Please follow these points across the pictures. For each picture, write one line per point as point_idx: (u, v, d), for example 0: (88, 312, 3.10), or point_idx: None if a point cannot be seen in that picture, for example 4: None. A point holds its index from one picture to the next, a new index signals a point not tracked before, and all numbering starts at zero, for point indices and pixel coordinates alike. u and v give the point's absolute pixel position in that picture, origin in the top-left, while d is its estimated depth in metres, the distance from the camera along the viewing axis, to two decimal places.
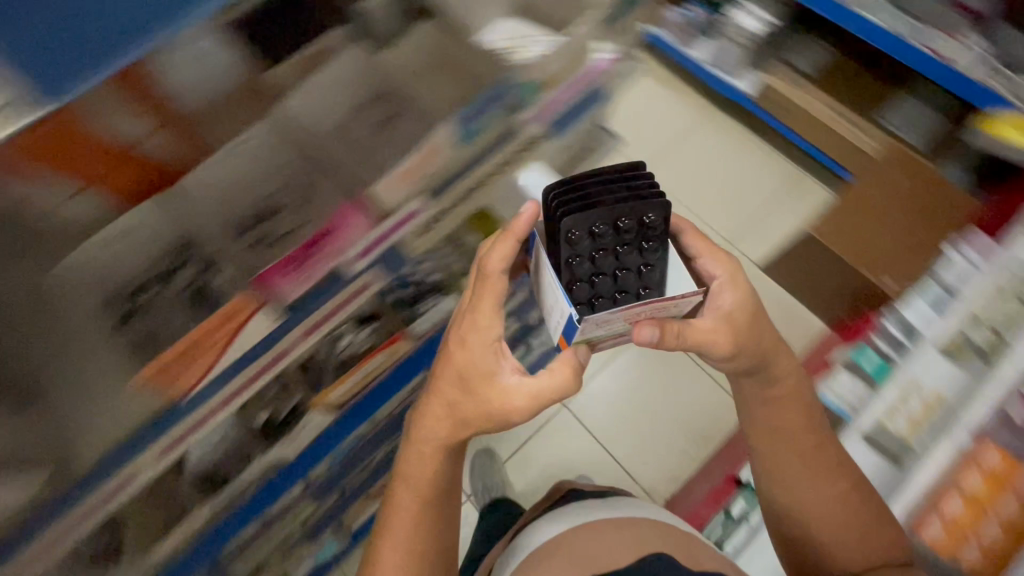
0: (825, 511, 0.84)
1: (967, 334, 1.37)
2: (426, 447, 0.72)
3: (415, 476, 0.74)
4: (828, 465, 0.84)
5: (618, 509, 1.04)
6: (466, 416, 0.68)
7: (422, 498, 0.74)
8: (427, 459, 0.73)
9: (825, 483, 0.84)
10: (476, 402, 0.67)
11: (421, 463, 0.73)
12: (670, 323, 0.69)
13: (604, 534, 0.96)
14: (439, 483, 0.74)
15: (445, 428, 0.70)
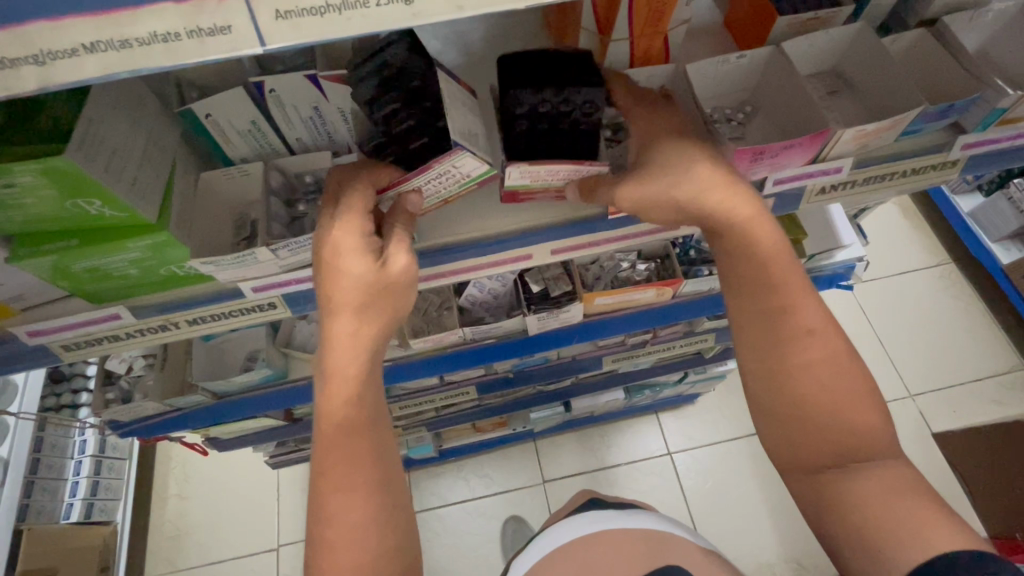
0: (799, 389, 0.49)
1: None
2: (328, 365, 0.47)
3: (344, 386, 0.47)
4: (830, 351, 0.49)
5: (638, 521, 0.83)
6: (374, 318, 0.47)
7: (350, 419, 0.47)
8: (348, 354, 0.47)
9: (814, 338, 0.49)
10: (375, 300, 0.47)
11: (336, 391, 0.47)
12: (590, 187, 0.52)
13: (619, 547, 0.77)
14: (355, 381, 0.47)
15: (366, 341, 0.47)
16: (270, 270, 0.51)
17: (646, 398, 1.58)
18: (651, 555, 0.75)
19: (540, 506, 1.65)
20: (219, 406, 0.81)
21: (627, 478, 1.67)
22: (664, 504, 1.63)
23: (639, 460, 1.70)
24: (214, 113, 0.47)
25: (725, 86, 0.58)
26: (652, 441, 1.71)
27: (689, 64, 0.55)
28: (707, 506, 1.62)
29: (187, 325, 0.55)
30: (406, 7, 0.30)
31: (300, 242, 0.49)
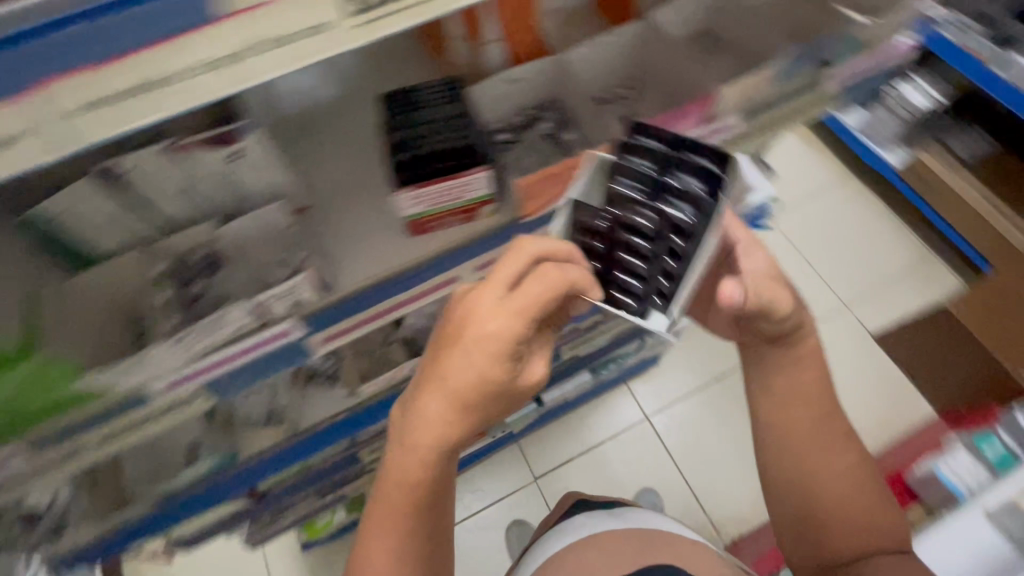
0: (811, 483, 0.60)
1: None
2: (399, 462, 0.47)
3: (410, 463, 0.46)
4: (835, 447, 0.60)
5: (627, 522, 0.84)
6: (468, 396, 0.42)
7: (413, 491, 0.48)
8: (427, 438, 0.45)
9: (836, 449, 0.60)
10: (473, 418, 0.44)
11: (399, 487, 0.48)
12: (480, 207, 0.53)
13: (611, 549, 0.78)
14: (421, 485, 0.48)
15: (457, 426, 0.44)
16: (176, 362, 0.46)
17: (611, 372, 1.61)
18: (641, 554, 0.77)
19: (539, 503, 1.65)
20: (167, 510, 0.74)
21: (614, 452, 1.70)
22: (653, 468, 1.67)
23: (619, 432, 1.73)
24: (63, 211, 0.43)
25: (614, 68, 0.58)
26: (627, 412, 1.75)
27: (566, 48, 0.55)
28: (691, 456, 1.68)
29: (98, 446, 0.50)
30: (219, 75, 0.35)
31: (200, 325, 0.45)
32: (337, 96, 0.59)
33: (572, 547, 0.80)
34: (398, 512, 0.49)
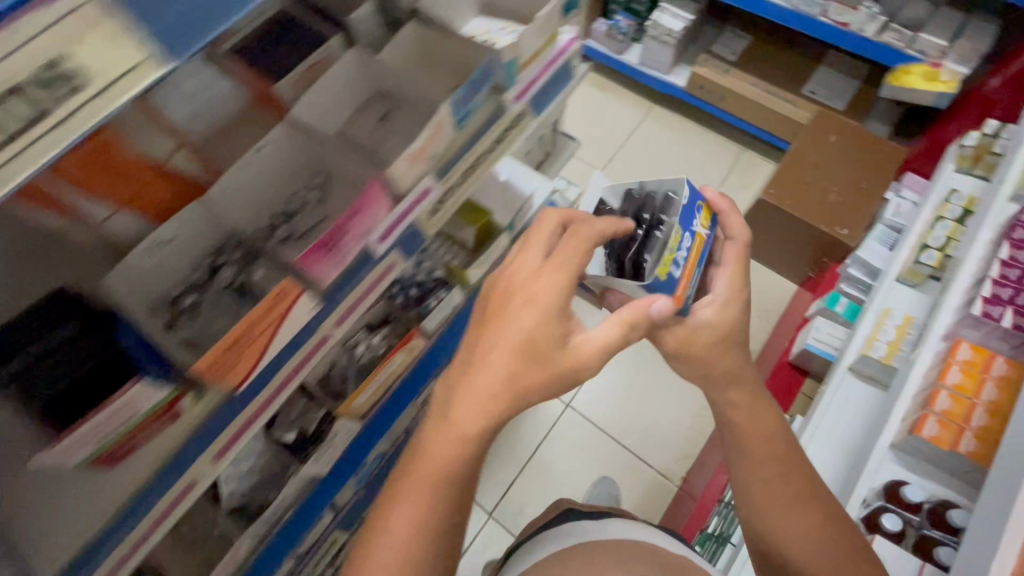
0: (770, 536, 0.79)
1: (916, 265, 1.39)
2: (439, 437, 0.63)
3: (446, 451, 0.63)
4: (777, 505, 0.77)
5: (612, 533, 0.92)
6: (529, 384, 0.62)
7: (435, 478, 0.63)
8: (453, 443, 0.63)
9: (798, 512, 0.78)
10: (505, 397, 0.62)
11: (433, 473, 0.63)
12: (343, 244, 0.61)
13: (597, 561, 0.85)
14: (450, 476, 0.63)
15: (500, 403, 0.62)
16: (63, 448, 0.50)
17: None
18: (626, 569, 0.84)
19: (495, 500, 1.83)
20: None
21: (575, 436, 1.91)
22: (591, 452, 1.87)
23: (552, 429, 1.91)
24: None
25: (463, 136, 0.73)
26: (552, 406, 1.93)
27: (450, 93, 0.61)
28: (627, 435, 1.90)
29: None
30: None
31: (127, 397, 0.51)
32: (223, 116, 0.67)
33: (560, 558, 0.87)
34: (409, 512, 0.63)
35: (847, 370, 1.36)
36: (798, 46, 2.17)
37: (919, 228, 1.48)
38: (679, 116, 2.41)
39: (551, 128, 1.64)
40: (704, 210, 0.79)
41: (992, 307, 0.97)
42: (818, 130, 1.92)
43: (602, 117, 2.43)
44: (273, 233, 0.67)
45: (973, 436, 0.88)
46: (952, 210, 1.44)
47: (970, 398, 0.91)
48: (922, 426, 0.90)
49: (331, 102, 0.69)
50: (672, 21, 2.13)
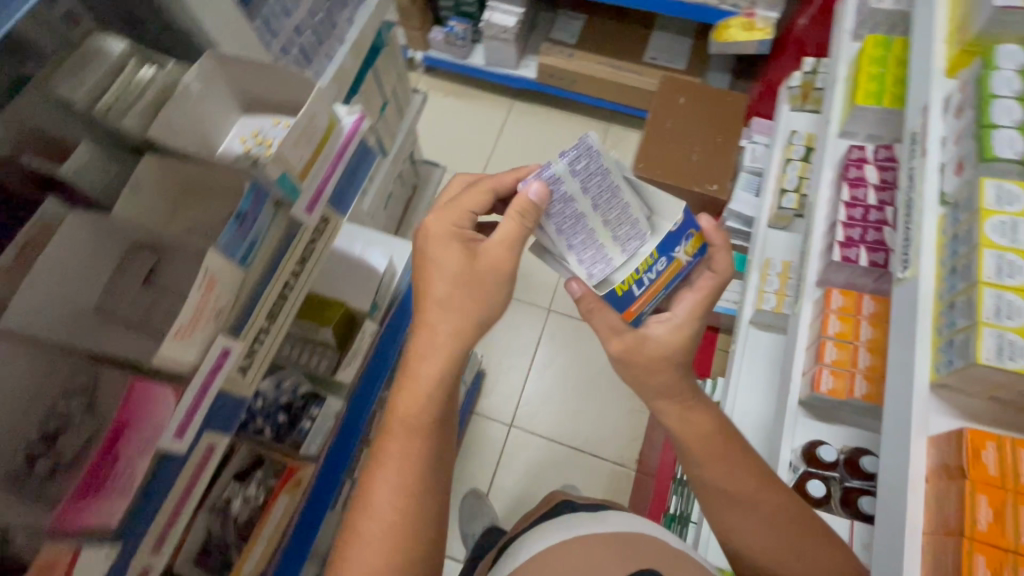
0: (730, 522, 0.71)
1: (780, 210, 1.45)
2: (421, 362, 0.67)
3: (411, 387, 0.66)
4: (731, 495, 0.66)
5: (611, 526, 0.75)
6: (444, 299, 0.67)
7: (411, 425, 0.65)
8: (416, 381, 0.66)
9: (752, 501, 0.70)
10: (461, 311, 0.67)
11: (420, 406, 0.65)
12: (123, 442, 0.45)
13: (596, 552, 0.69)
14: (437, 405, 0.66)
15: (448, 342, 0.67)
16: None
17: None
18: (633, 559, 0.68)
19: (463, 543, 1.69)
20: None
21: (527, 451, 1.81)
22: (545, 462, 1.79)
23: (501, 453, 1.81)
24: None
25: (249, 284, 0.54)
26: (494, 431, 1.83)
27: (208, 252, 0.46)
28: (577, 433, 1.83)
29: None
30: None
31: None
32: None
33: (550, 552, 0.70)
34: (387, 493, 0.63)
35: (749, 325, 1.39)
36: (628, 17, 2.19)
37: (775, 172, 1.56)
38: (539, 109, 2.38)
39: (407, 161, 1.55)
40: (694, 239, 0.74)
41: (849, 249, 1.01)
42: (666, 95, 1.96)
43: (465, 127, 2.35)
44: (30, 475, 0.45)
45: (863, 378, 0.93)
46: (796, 150, 1.53)
47: (851, 340, 0.95)
48: (820, 381, 0.94)
49: (73, 276, 0.49)
50: (504, 17, 2.05)
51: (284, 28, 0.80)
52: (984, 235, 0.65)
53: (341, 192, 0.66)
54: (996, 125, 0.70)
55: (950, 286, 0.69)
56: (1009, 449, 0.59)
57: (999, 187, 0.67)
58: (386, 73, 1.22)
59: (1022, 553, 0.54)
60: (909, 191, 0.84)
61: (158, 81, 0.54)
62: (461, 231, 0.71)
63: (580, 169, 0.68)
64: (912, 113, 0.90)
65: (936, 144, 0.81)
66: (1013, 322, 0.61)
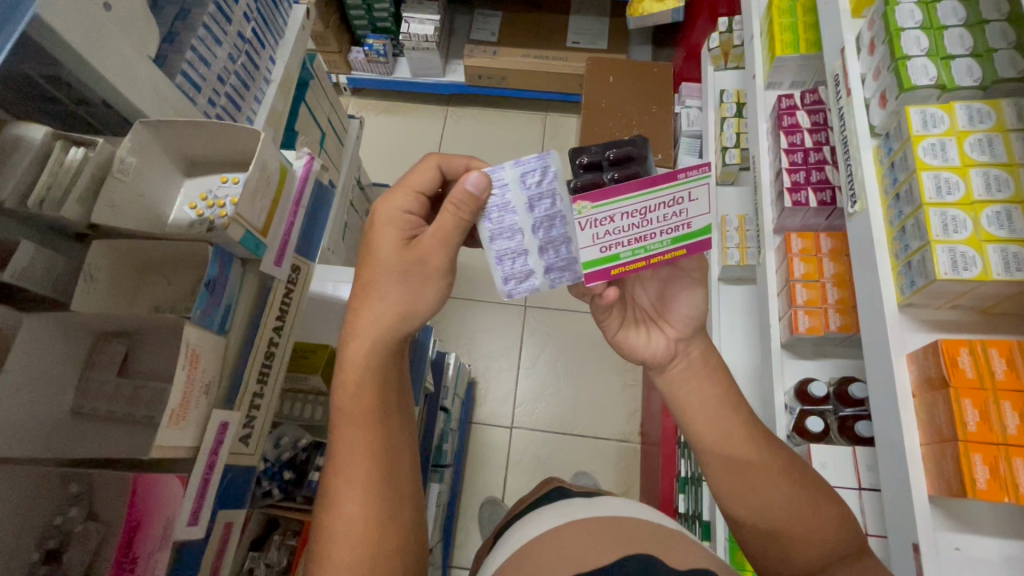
0: (745, 494, 0.63)
1: (725, 167, 1.50)
2: (349, 349, 0.63)
3: (349, 375, 0.62)
4: (737, 467, 0.64)
5: (611, 509, 0.76)
6: (383, 289, 0.63)
7: (362, 415, 0.61)
8: (352, 367, 0.62)
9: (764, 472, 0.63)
10: (392, 299, 0.63)
11: (358, 392, 0.62)
12: (137, 527, 0.43)
13: (592, 534, 0.68)
14: (374, 386, 0.62)
15: (389, 321, 0.63)
16: None
17: (453, 434, 1.61)
18: (625, 540, 0.67)
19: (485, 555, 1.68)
20: None
21: (531, 449, 1.82)
22: (550, 456, 1.80)
23: (507, 456, 1.81)
24: None
25: (233, 348, 0.53)
26: (496, 437, 1.83)
27: (185, 327, 0.45)
28: (576, 420, 1.84)
29: None
30: None
31: None
32: None
33: (548, 539, 0.70)
34: (347, 488, 0.59)
35: (719, 282, 1.44)
36: (543, 7, 2.22)
37: (713, 132, 1.61)
38: (475, 111, 2.38)
39: (356, 188, 1.52)
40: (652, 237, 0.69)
41: (798, 194, 1.06)
42: (596, 76, 1.99)
43: (405, 143, 2.33)
44: None
45: (835, 312, 0.98)
46: (729, 108, 1.58)
47: (818, 279, 1.00)
48: (797, 322, 0.98)
49: (42, 378, 0.48)
50: (422, 26, 2.02)
51: (209, 79, 0.77)
52: (918, 159, 0.69)
53: (306, 236, 0.64)
54: (908, 55, 0.75)
55: (897, 212, 0.73)
56: (979, 350, 0.63)
57: (923, 113, 0.72)
58: (318, 105, 1.19)
59: (1011, 443, 0.58)
60: (842, 128, 0.88)
61: (91, 160, 0.50)
62: (407, 219, 0.64)
63: (531, 186, 0.60)
64: (830, 56, 0.94)
65: (858, 82, 0.85)
66: (959, 236, 0.65)
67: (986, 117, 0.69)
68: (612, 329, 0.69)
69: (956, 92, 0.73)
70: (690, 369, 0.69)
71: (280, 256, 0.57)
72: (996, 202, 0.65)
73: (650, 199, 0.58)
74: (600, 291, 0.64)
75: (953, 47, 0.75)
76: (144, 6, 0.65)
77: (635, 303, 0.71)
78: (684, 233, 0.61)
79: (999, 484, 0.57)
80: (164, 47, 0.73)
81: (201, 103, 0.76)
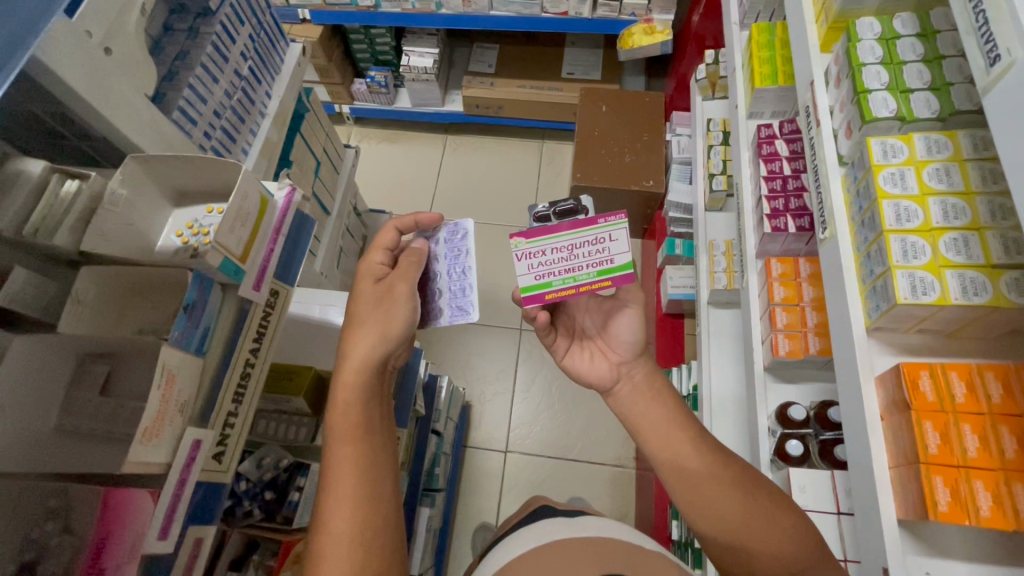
0: (718, 515, 0.63)
1: (712, 194, 1.54)
2: (341, 370, 0.67)
3: (341, 395, 0.65)
4: (705, 489, 0.64)
5: (589, 530, 0.76)
6: (360, 318, 0.69)
7: (353, 430, 0.64)
8: (345, 386, 0.65)
9: (734, 494, 0.64)
10: (371, 324, 0.69)
11: (345, 410, 0.64)
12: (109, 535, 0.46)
13: (567, 553, 0.69)
14: (363, 404, 0.65)
15: (379, 344, 0.68)
16: None
17: (445, 457, 1.61)
18: (599, 559, 0.67)
19: None
20: None
21: (525, 472, 1.81)
22: (545, 479, 1.79)
23: (501, 479, 1.80)
24: None
25: (210, 367, 0.55)
26: (489, 460, 1.83)
27: (161, 349, 0.47)
28: (570, 443, 1.84)
29: None
30: None
31: None
32: None
33: (525, 558, 0.70)
34: (337, 506, 0.59)
35: (708, 306, 1.45)
36: (539, 40, 2.29)
37: (701, 159, 1.65)
38: (474, 139, 2.44)
39: (352, 214, 1.56)
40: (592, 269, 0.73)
41: (777, 220, 1.09)
42: (589, 105, 2.05)
43: (404, 169, 2.39)
44: None
45: (814, 335, 0.99)
46: (716, 136, 1.63)
47: (797, 303, 1.02)
48: (777, 345, 1.00)
49: (29, 396, 0.51)
50: (421, 59, 2.10)
51: (206, 115, 0.82)
52: (879, 188, 0.71)
53: (287, 262, 0.68)
54: (869, 89, 0.78)
55: (863, 238, 0.75)
56: (939, 373, 0.64)
57: (883, 143, 0.74)
58: (314, 136, 1.24)
59: (972, 466, 0.59)
60: (813, 157, 0.91)
61: (83, 192, 0.54)
62: (379, 268, 0.74)
63: (452, 244, 0.78)
64: (802, 89, 0.98)
65: (827, 113, 0.89)
66: (919, 262, 0.67)
67: (944, 147, 0.72)
68: (562, 352, 0.76)
69: (915, 123, 0.77)
70: (635, 391, 0.73)
71: (259, 279, 0.60)
72: (953, 228, 0.68)
73: (573, 238, 0.66)
74: (534, 314, 0.70)
75: (913, 82, 0.78)
76: (142, 49, 0.70)
77: (582, 329, 0.78)
78: (608, 267, 0.66)
79: (960, 506, 0.58)
80: (162, 86, 0.78)
81: (196, 137, 0.81)
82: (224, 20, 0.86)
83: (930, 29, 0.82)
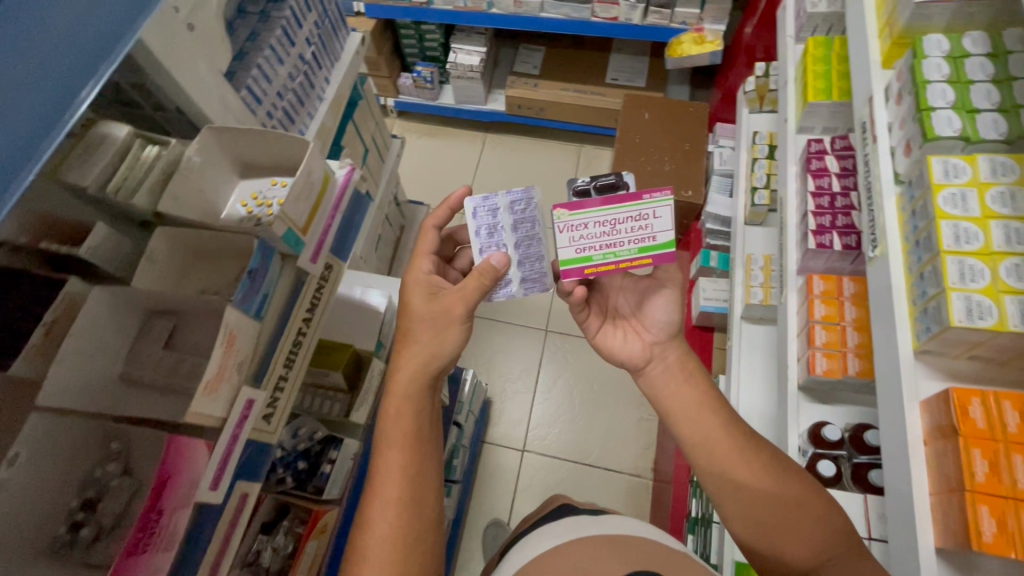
0: (750, 523, 0.62)
1: (754, 208, 1.52)
2: (397, 376, 0.70)
3: (395, 406, 0.68)
4: (738, 496, 0.63)
5: (614, 529, 0.76)
6: (417, 336, 0.71)
7: (402, 435, 0.66)
8: (399, 395, 0.68)
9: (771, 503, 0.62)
10: (426, 341, 0.70)
11: (398, 418, 0.67)
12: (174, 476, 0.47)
13: (593, 550, 0.69)
14: (414, 415, 0.67)
15: (435, 355, 0.69)
16: None
17: (464, 450, 1.63)
18: (625, 558, 0.67)
19: None
20: None
21: (542, 473, 1.81)
22: (562, 482, 1.79)
23: (517, 478, 1.80)
24: None
25: (265, 333, 0.58)
26: (506, 458, 1.83)
27: (226, 308, 0.50)
28: (589, 448, 1.83)
29: None
30: None
31: None
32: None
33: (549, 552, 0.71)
34: (381, 508, 0.61)
35: (741, 320, 1.43)
36: (585, 44, 2.30)
37: (743, 172, 1.63)
38: (513, 139, 2.46)
39: (392, 203, 1.59)
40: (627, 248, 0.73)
41: (822, 237, 1.07)
42: (631, 111, 2.05)
43: (443, 164, 2.42)
44: (75, 542, 0.49)
45: (854, 356, 0.97)
46: (761, 149, 1.60)
47: (838, 322, 1.00)
48: (815, 363, 0.97)
49: (99, 344, 0.54)
50: (468, 57, 2.13)
51: (269, 95, 0.86)
52: (938, 208, 0.69)
53: (341, 242, 0.70)
54: (933, 107, 0.76)
55: (916, 258, 0.73)
56: (992, 402, 0.62)
57: (945, 162, 0.72)
58: (363, 124, 1.27)
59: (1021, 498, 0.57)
60: (867, 174, 0.90)
61: (164, 157, 0.59)
62: (431, 278, 0.75)
63: (517, 212, 0.74)
64: (858, 104, 0.96)
65: (884, 129, 0.87)
66: (977, 285, 0.65)
67: (1010, 170, 0.70)
68: (595, 328, 0.77)
69: (980, 144, 0.74)
70: (667, 372, 0.73)
71: (315, 253, 0.62)
72: (1015, 254, 0.66)
73: (617, 213, 0.66)
74: (570, 289, 0.71)
75: (979, 102, 0.76)
76: (220, 27, 0.74)
77: (616, 308, 0.78)
78: (649, 244, 0.67)
79: (1006, 538, 0.56)
80: (233, 64, 0.82)
81: (259, 116, 0.84)
82: (293, 7, 0.90)
83: (1002, 48, 0.79)
